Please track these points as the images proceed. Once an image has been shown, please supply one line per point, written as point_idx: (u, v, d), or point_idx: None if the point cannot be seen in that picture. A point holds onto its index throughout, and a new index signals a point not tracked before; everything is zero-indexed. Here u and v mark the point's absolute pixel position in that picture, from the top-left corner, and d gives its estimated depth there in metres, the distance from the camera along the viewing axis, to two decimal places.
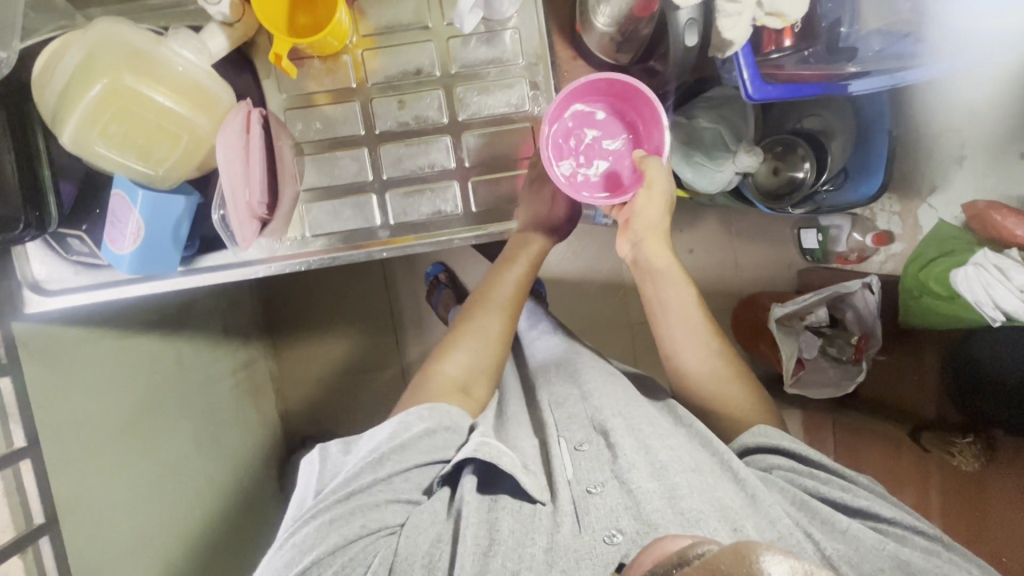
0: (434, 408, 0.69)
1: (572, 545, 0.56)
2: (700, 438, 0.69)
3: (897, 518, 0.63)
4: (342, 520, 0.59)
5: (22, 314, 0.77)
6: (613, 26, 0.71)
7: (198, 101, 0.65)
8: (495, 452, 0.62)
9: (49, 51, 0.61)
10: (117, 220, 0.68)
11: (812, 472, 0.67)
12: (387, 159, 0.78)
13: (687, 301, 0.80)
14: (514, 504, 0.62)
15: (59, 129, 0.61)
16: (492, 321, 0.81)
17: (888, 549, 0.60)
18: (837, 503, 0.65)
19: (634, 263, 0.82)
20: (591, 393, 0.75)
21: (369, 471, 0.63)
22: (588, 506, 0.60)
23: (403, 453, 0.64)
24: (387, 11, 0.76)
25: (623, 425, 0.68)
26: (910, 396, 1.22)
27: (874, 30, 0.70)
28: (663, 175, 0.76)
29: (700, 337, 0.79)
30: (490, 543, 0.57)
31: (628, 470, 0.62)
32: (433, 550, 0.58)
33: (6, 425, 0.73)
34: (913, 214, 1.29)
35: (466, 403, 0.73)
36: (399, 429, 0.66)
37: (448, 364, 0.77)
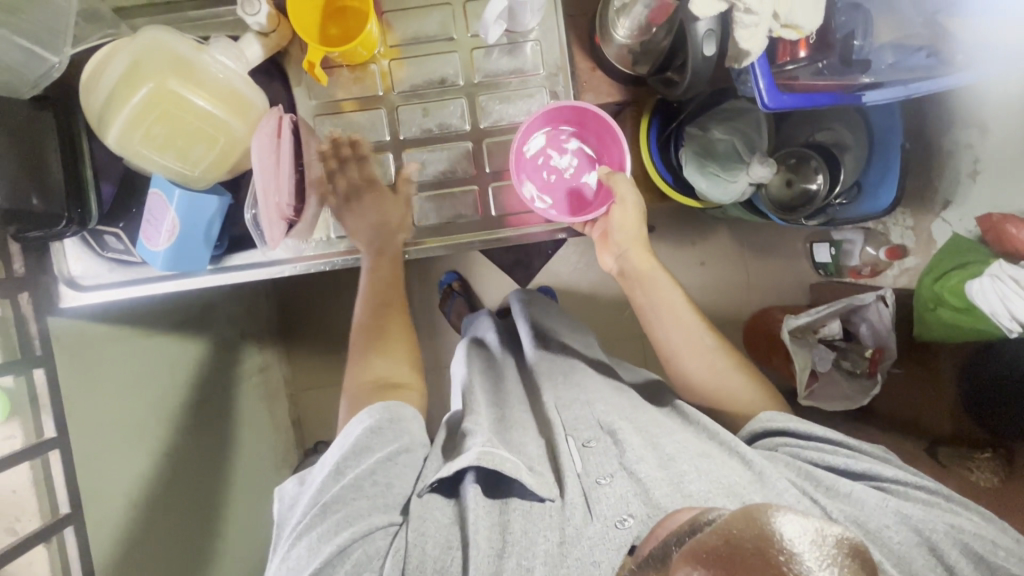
0: (383, 405, 0.69)
1: (583, 534, 0.58)
2: (706, 430, 0.71)
3: (898, 477, 0.65)
4: (331, 531, 0.59)
5: (57, 309, 0.80)
6: (632, 38, 0.74)
7: (234, 106, 0.68)
8: (498, 459, 0.63)
9: (98, 58, 0.65)
10: (153, 218, 0.71)
11: (814, 444, 0.69)
12: (410, 164, 0.81)
13: (677, 303, 0.81)
14: (524, 506, 0.62)
15: (105, 131, 0.64)
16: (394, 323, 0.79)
17: (891, 505, 0.62)
18: (840, 469, 0.66)
19: (622, 273, 0.84)
20: (596, 399, 0.76)
21: (331, 484, 0.62)
22: (599, 496, 0.61)
23: (358, 454, 0.64)
24: (414, 23, 0.79)
25: (629, 425, 0.70)
26: (924, 408, 1.21)
27: (887, 43, 0.74)
28: (631, 189, 0.78)
29: (697, 341, 0.80)
30: (504, 546, 0.58)
31: (635, 462, 0.64)
32: (444, 557, 0.58)
33: (37, 415, 0.75)
34: (928, 227, 1.30)
35: (406, 398, 0.72)
36: (345, 439, 0.66)
37: (380, 367, 0.74)
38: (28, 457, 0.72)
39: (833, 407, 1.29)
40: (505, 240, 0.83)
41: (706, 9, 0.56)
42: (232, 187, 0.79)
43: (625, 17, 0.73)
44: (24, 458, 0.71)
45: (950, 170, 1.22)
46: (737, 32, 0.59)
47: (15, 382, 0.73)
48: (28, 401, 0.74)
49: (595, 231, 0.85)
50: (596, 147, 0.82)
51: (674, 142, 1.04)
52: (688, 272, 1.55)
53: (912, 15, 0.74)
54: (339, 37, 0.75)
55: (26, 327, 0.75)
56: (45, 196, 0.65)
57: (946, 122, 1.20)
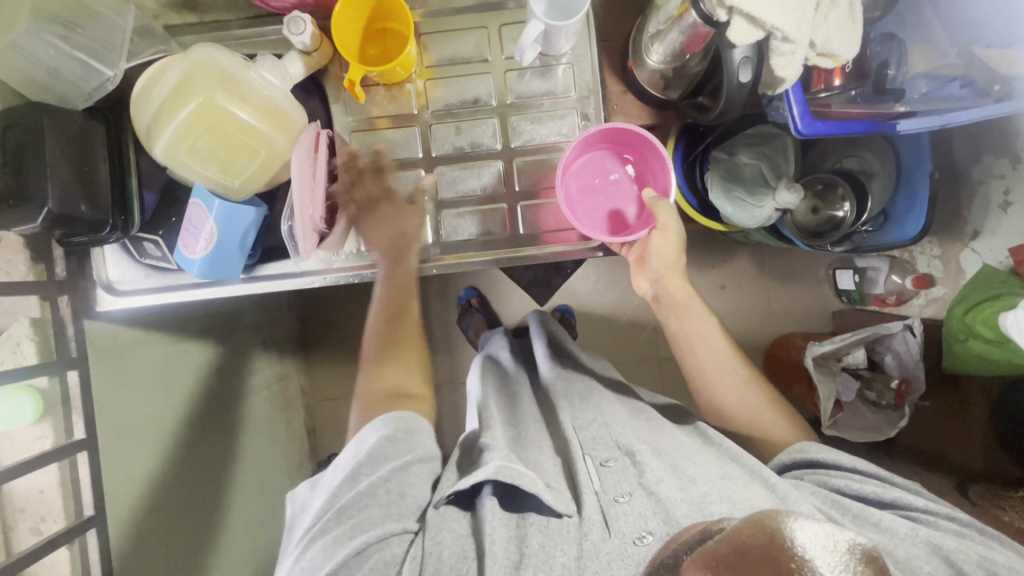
0: (397, 415, 0.69)
1: (601, 548, 0.56)
2: (730, 454, 0.69)
3: (929, 507, 0.62)
4: (345, 535, 0.59)
5: (94, 313, 0.82)
6: (665, 64, 0.74)
7: (276, 121, 0.70)
8: (516, 473, 0.62)
9: (149, 73, 0.67)
10: (193, 227, 0.73)
11: (842, 474, 0.67)
12: (441, 181, 0.83)
13: (710, 332, 0.82)
14: (541, 522, 0.61)
15: (153, 143, 0.66)
16: (403, 329, 0.78)
17: (921, 534, 0.58)
18: (868, 497, 0.64)
19: (656, 298, 0.85)
20: (613, 422, 0.75)
21: (346, 489, 0.63)
22: (617, 513, 0.59)
23: (373, 463, 0.64)
24: (450, 45, 0.81)
25: (649, 449, 0.69)
26: (954, 446, 1.18)
27: (921, 74, 0.75)
28: (673, 217, 0.77)
29: (728, 372, 0.81)
30: (520, 558, 0.57)
31: (655, 482, 0.61)
32: (459, 566, 0.57)
33: (68, 416, 0.76)
34: (955, 258, 1.28)
35: (415, 407, 0.71)
36: (358, 446, 0.67)
37: (383, 376, 0.74)
38: (57, 458, 0.73)
39: (858, 437, 1.27)
40: (533, 257, 0.83)
41: (743, 37, 0.56)
42: (267, 199, 0.81)
43: (658, 43, 0.72)
44: (53, 459, 0.72)
45: (980, 200, 1.21)
46: (774, 59, 0.59)
47: (49, 383, 0.75)
48: (60, 402, 0.76)
49: (634, 253, 0.86)
50: (643, 171, 0.82)
51: (700, 166, 1.07)
52: (708, 296, 1.54)
53: (945, 46, 0.74)
54: (379, 57, 0.78)
55: (64, 329, 0.77)
56: (93, 203, 0.68)
57: (976, 152, 1.20)
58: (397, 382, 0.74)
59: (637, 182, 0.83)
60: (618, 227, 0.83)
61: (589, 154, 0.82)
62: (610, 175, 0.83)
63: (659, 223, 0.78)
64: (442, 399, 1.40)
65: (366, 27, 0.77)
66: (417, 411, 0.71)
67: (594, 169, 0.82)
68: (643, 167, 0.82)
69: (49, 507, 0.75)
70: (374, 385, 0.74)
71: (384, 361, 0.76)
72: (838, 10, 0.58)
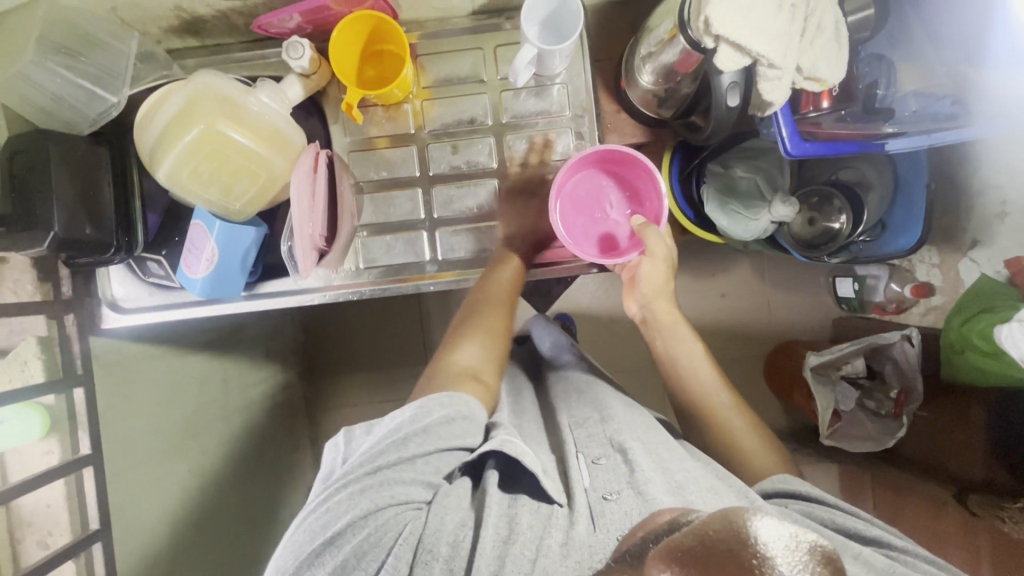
0: (460, 396, 0.69)
1: (586, 540, 0.57)
2: (717, 471, 0.71)
3: (908, 547, 0.64)
4: (373, 489, 0.60)
5: (99, 330, 0.84)
6: (657, 83, 0.75)
7: (276, 144, 0.71)
8: (517, 448, 0.64)
9: (153, 101, 0.69)
10: (194, 247, 0.75)
11: (826, 507, 0.68)
12: (438, 199, 0.84)
13: (697, 358, 0.85)
14: (532, 503, 0.62)
15: (156, 168, 0.68)
16: (495, 314, 0.79)
17: (900, 572, 0.60)
18: (851, 532, 0.65)
19: (643, 320, 0.89)
20: (610, 417, 0.76)
21: (393, 449, 0.63)
22: (603, 510, 0.60)
23: (424, 437, 0.64)
24: (446, 66, 0.83)
25: (640, 446, 0.70)
26: (953, 455, 1.17)
27: (910, 92, 0.76)
28: (661, 242, 0.78)
29: (708, 396, 0.83)
30: (510, 534, 0.58)
31: (644, 483, 0.62)
32: (457, 534, 0.59)
33: (74, 433, 0.78)
34: (955, 267, 1.30)
35: (472, 391, 0.70)
36: (419, 412, 0.66)
37: (458, 352, 0.76)
38: (63, 475, 0.74)
39: (857, 449, 1.28)
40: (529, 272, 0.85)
41: (729, 64, 0.57)
42: (269, 218, 0.82)
43: (649, 64, 0.73)
44: (59, 475, 0.74)
45: (977, 210, 1.21)
46: (761, 84, 0.60)
47: (55, 401, 0.77)
48: (66, 418, 0.77)
49: (627, 273, 0.87)
50: (640, 190, 0.83)
51: (696, 178, 1.06)
52: (707, 304, 1.54)
53: (935, 66, 0.75)
54: (377, 79, 0.79)
55: (70, 347, 0.78)
56: (98, 226, 0.69)
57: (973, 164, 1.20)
58: (470, 364, 0.74)
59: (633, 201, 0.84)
60: (609, 245, 0.84)
61: (586, 172, 0.82)
62: (605, 194, 0.83)
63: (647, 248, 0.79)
64: None
65: (365, 49, 0.78)
66: (477, 397, 0.71)
67: (591, 187, 0.83)
68: (637, 187, 0.82)
69: (55, 521, 0.77)
70: (451, 363, 0.75)
71: (461, 336, 0.78)
72: (823, 36, 0.59)
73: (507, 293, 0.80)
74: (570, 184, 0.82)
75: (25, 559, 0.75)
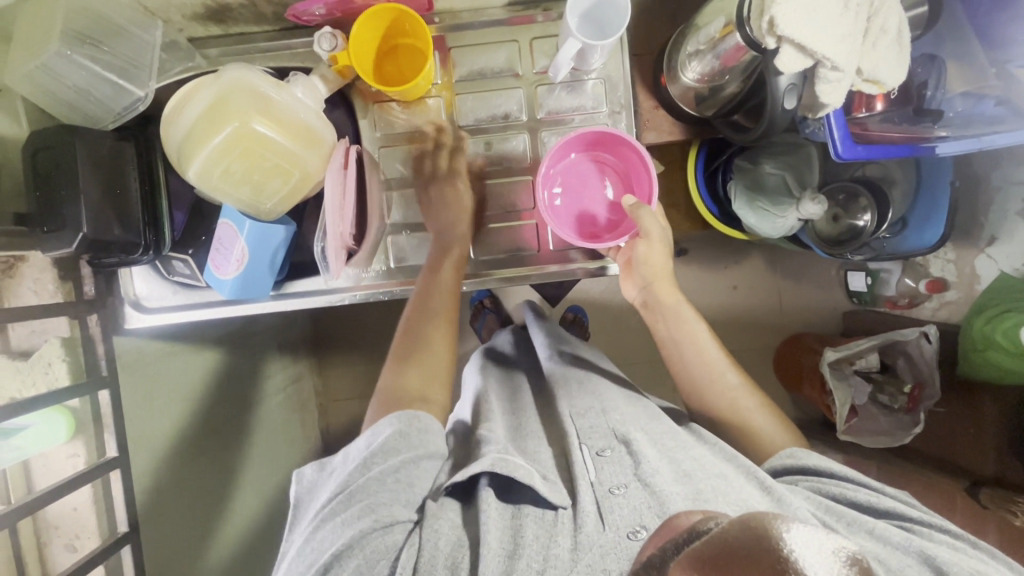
0: (414, 412, 0.68)
1: (595, 541, 0.56)
2: (725, 453, 0.70)
3: (922, 518, 0.62)
4: (353, 517, 0.59)
5: (121, 330, 0.82)
6: (700, 82, 0.73)
7: (309, 141, 0.69)
8: (511, 466, 0.62)
9: (182, 93, 0.66)
10: (223, 247, 0.72)
11: (837, 481, 0.66)
12: (470, 197, 0.82)
13: (701, 337, 0.80)
14: (537, 514, 0.62)
15: (187, 167, 0.66)
16: (434, 330, 0.75)
17: (914, 544, 0.58)
18: (863, 505, 0.64)
19: (644, 304, 0.82)
20: (610, 408, 0.75)
21: (356, 473, 0.63)
22: (612, 506, 0.59)
23: (388, 453, 0.63)
24: (479, 59, 0.80)
25: (645, 437, 0.69)
26: (965, 449, 1.19)
27: (958, 94, 0.74)
28: (656, 222, 0.75)
29: (719, 380, 0.78)
30: (515, 548, 0.58)
31: (651, 474, 0.62)
32: (455, 554, 0.58)
33: (100, 435, 0.76)
34: (970, 263, 1.28)
35: (430, 409, 0.69)
36: (372, 435, 0.66)
37: (407, 375, 0.72)
38: (93, 478, 0.73)
39: (870, 443, 1.28)
40: (558, 274, 0.84)
41: (793, 65, 0.56)
42: (297, 216, 0.80)
43: (696, 61, 0.71)
44: (89, 479, 0.72)
45: (998, 207, 1.20)
46: (819, 86, 0.58)
47: (81, 402, 0.75)
48: (92, 420, 0.76)
49: (620, 258, 0.82)
50: (624, 170, 0.80)
51: (721, 174, 1.07)
52: (720, 297, 1.54)
53: (983, 65, 0.73)
54: (401, 74, 0.76)
55: (94, 348, 0.77)
56: (127, 226, 0.67)
57: (995, 161, 1.19)
58: (417, 384, 0.71)
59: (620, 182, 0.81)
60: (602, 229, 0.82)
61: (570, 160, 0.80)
62: (591, 177, 0.81)
63: (644, 231, 0.76)
64: (452, 401, 1.39)
65: (387, 43, 0.76)
66: (434, 413, 0.70)
67: (578, 172, 0.81)
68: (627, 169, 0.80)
69: (84, 524, 0.76)
70: (398, 384, 0.71)
71: (407, 358, 0.73)
72: (887, 40, 0.58)
73: (450, 307, 0.76)
74: (558, 170, 0.80)
75: (56, 563, 0.74)
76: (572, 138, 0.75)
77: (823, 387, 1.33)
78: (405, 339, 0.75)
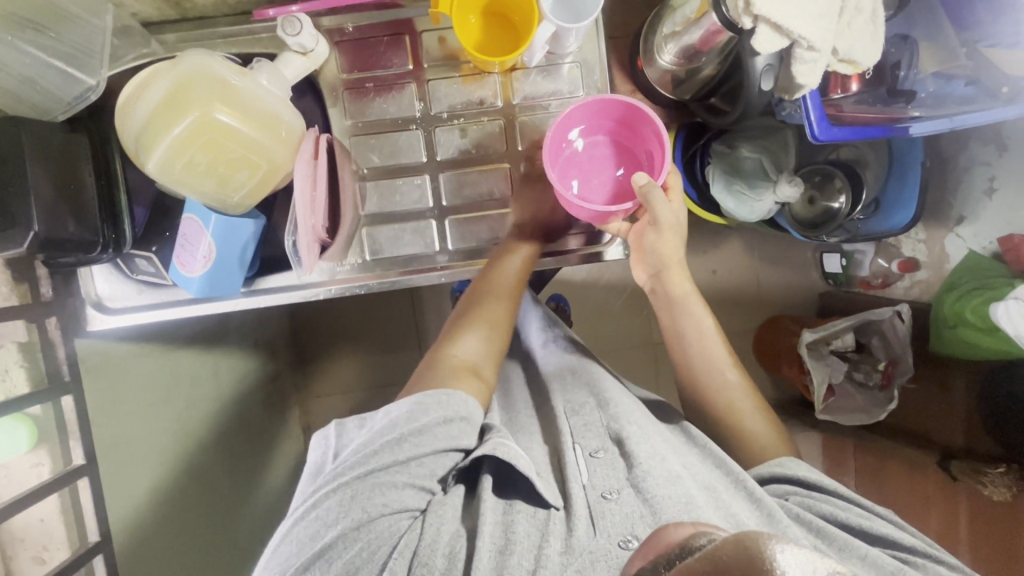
0: (447, 392, 0.66)
1: (586, 547, 0.56)
2: (714, 458, 0.70)
3: (916, 547, 0.63)
4: (366, 495, 0.58)
5: (85, 332, 0.78)
6: (676, 64, 0.72)
7: (276, 134, 0.66)
8: (513, 453, 0.62)
9: (139, 81, 0.64)
10: (188, 243, 0.69)
11: (827, 499, 0.66)
12: (448, 186, 0.80)
13: (709, 335, 0.80)
14: (528, 509, 0.61)
15: (145, 158, 0.63)
16: (496, 306, 0.76)
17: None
18: (854, 527, 0.64)
19: (652, 291, 0.82)
20: (608, 403, 0.75)
21: (387, 451, 0.60)
22: (603, 511, 0.59)
23: (420, 437, 0.62)
24: (451, 42, 0.78)
25: (639, 433, 0.69)
26: (938, 424, 1.22)
27: (930, 74, 0.76)
28: (668, 210, 0.71)
29: (705, 369, 0.79)
30: (506, 543, 0.57)
31: (643, 478, 0.62)
32: (454, 546, 0.57)
33: (65, 442, 0.73)
34: (940, 242, 1.28)
35: (468, 388, 0.68)
36: (414, 411, 0.63)
37: (460, 346, 0.73)
38: (58, 489, 0.70)
39: (849, 420, 1.31)
40: (537, 263, 0.83)
41: (768, 44, 0.55)
42: (266, 208, 0.78)
43: (672, 43, 0.70)
44: (53, 490, 0.69)
45: (965, 187, 1.21)
46: (795, 66, 0.58)
47: (42, 409, 0.71)
48: (56, 428, 0.73)
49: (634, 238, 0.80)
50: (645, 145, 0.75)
51: (700, 159, 1.06)
52: (699, 281, 1.54)
53: (954, 46, 0.74)
54: (483, 41, 0.73)
55: (54, 352, 0.73)
56: (82, 222, 0.64)
57: (963, 139, 1.21)
58: (469, 359, 0.72)
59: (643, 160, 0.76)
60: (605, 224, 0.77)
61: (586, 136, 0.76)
62: (604, 151, 0.77)
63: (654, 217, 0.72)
64: None
65: (504, 11, 0.73)
66: (476, 392, 0.69)
67: (593, 155, 0.77)
68: (644, 157, 0.76)
69: (51, 535, 0.73)
70: (451, 355, 0.72)
71: (462, 328, 0.75)
72: (861, 18, 0.58)
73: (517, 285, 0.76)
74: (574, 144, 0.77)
75: None
76: (595, 101, 0.70)
77: (801, 367, 1.36)
78: (461, 312, 0.76)
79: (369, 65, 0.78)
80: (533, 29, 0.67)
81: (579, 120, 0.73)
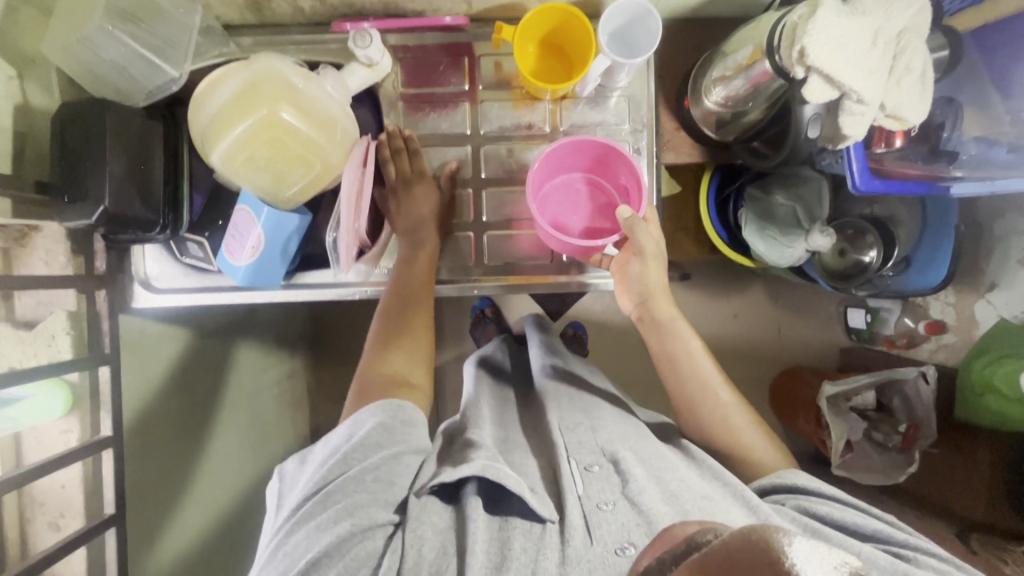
0: (395, 402, 0.67)
1: (583, 555, 0.57)
2: (712, 471, 0.70)
3: (910, 542, 0.62)
4: (331, 520, 0.58)
5: (130, 308, 0.82)
6: (723, 105, 0.75)
7: (331, 136, 0.69)
8: (501, 473, 0.62)
9: (212, 76, 0.68)
10: (239, 233, 0.72)
11: (823, 499, 0.66)
12: (490, 202, 0.83)
13: (696, 353, 0.80)
14: (525, 525, 0.61)
15: (210, 150, 0.67)
16: (416, 318, 0.76)
17: (901, 568, 0.58)
18: (850, 528, 0.63)
19: (639, 319, 0.82)
20: (600, 426, 0.74)
21: (337, 469, 0.61)
22: (600, 521, 0.60)
23: (365, 448, 0.62)
24: (506, 68, 0.82)
25: (634, 456, 0.68)
26: (959, 495, 1.17)
27: (972, 138, 0.79)
28: (648, 236, 0.73)
29: (710, 394, 0.78)
30: (503, 559, 0.57)
31: (639, 493, 0.62)
32: (439, 562, 0.57)
33: (95, 413, 0.75)
34: (970, 306, 1.26)
35: (412, 398, 0.70)
36: (355, 426, 0.65)
37: (387, 361, 0.73)
38: (81, 457, 0.70)
39: (863, 480, 1.28)
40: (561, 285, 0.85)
41: (818, 95, 0.58)
42: (314, 207, 0.81)
43: (720, 87, 0.73)
44: (77, 458, 0.70)
45: (1000, 254, 1.20)
46: (843, 118, 0.61)
47: (79, 377, 0.74)
48: (88, 397, 0.75)
49: (613, 267, 0.81)
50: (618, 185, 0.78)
51: (733, 201, 1.09)
52: (720, 324, 1.54)
53: (999, 113, 0.77)
54: (537, 70, 0.77)
55: (100, 325, 0.75)
56: (147, 203, 0.68)
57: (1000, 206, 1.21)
58: (397, 370, 0.72)
59: (618, 198, 0.79)
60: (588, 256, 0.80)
61: (561, 178, 0.79)
62: (578, 191, 0.80)
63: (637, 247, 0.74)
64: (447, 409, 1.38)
65: (561, 44, 0.76)
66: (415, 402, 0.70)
67: (567, 191, 0.80)
68: (617, 190, 0.79)
69: (70, 502, 0.74)
70: (379, 368, 0.72)
71: (386, 343, 0.75)
72: (911, 77, 0.60)
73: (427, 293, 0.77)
74: (550, 183, 0.78)
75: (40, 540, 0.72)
76: (572, 142, 0.72)
77: (818, 422, 1.33)
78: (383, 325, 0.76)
79: (427, 81, 0.82)
80: (590, 61, 0.70)
81: (556, 162, 0.76)
